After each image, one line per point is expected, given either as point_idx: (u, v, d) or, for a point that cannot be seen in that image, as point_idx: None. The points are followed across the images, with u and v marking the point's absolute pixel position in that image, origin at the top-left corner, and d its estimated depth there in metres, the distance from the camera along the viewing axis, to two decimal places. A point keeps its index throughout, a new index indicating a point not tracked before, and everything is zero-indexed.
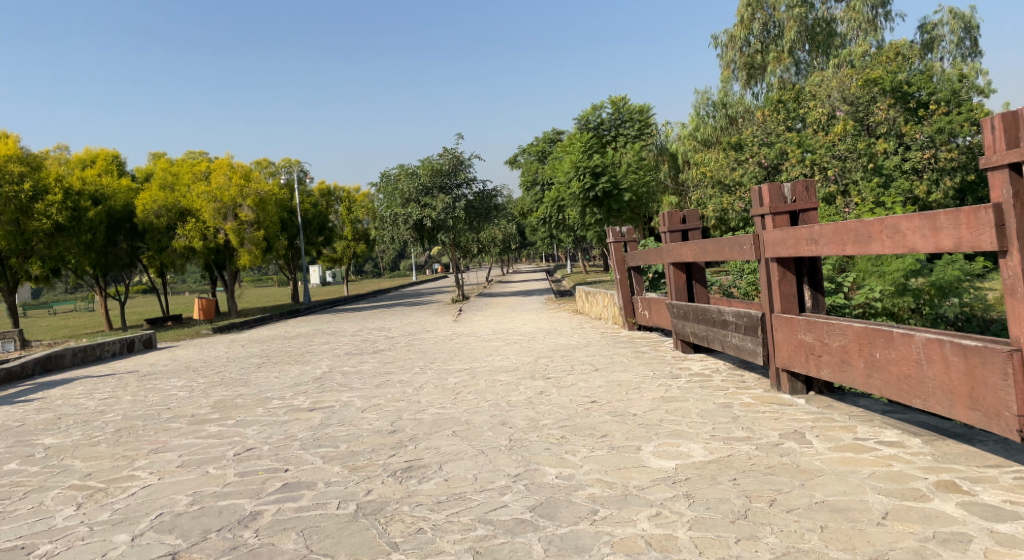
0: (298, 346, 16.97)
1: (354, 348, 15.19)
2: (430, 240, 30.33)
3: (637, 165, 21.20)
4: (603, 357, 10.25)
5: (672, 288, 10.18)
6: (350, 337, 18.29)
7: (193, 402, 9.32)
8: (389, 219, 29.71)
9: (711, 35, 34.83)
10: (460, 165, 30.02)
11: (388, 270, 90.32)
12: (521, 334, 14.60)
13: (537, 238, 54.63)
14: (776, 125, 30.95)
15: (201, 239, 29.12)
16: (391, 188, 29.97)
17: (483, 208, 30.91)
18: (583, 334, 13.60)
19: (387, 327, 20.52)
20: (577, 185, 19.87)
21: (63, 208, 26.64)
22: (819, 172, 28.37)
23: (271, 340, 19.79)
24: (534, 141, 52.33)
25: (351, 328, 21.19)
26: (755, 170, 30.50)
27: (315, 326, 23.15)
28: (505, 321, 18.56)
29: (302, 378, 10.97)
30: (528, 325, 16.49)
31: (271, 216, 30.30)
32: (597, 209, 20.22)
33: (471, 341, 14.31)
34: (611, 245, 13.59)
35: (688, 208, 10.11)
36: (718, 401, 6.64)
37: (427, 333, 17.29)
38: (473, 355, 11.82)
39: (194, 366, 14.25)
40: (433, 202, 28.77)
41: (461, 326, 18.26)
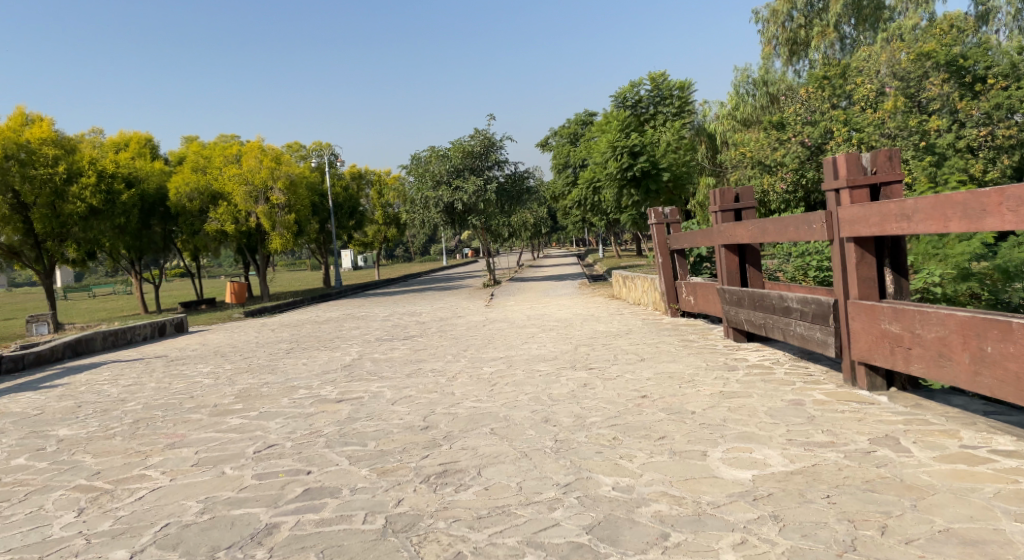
0: (327, 331, 16.53)
1: (385, 333, 14.68)
2: (461, 224, 29.76)
3: (677, 144, 20.32)
4: (648, 346, 9.55)
5: (723, 272, 9.45)
6: (381, 322, 17.79)
7: (215, 391, 8.84)
8: (419, 202, 29.18)
9: (752, 10, 33.54)
10: (492, 146, 29.29)
11: (418, 255, 90.14)
12: (558, 320, 13.94)
13: (568, 222, 53.77)
14: (821, 103, 29.69)
15: (233, 223, 28.82)
16: (422, 170, 29.40)
17: (515, 191, 30.22)
18: (623, 321, 12.89)
19: (418, 312, 20.00)
20: (614, 165, 19.10)
21: (98, 190, 26.43)
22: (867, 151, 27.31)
23: (301, 325, 19.39)
24: (566, 123, 51.33)
25: (381, 313, 20.71)
26: (798, 149, 29.35)
27: (345, 311, 22.71)
28: (539, 306, 17.90)
29: (330, 365, 10.46)
30: (564, 310, 15.83)
31: (302, 199, 29.93)
32: (635, 190, 19.44)
33: (505, 327, 13.69)
34: (654, 226, 12.81)
35: (742, 186, 9.36)
36: (786, 398, 5.96)
37: (460, 318, 16.71)
38: (509, 342, 11.20)
39: (221, 352, 13.85)
40: (464, 185, 28.15)
41: (494, 311, 17.65)
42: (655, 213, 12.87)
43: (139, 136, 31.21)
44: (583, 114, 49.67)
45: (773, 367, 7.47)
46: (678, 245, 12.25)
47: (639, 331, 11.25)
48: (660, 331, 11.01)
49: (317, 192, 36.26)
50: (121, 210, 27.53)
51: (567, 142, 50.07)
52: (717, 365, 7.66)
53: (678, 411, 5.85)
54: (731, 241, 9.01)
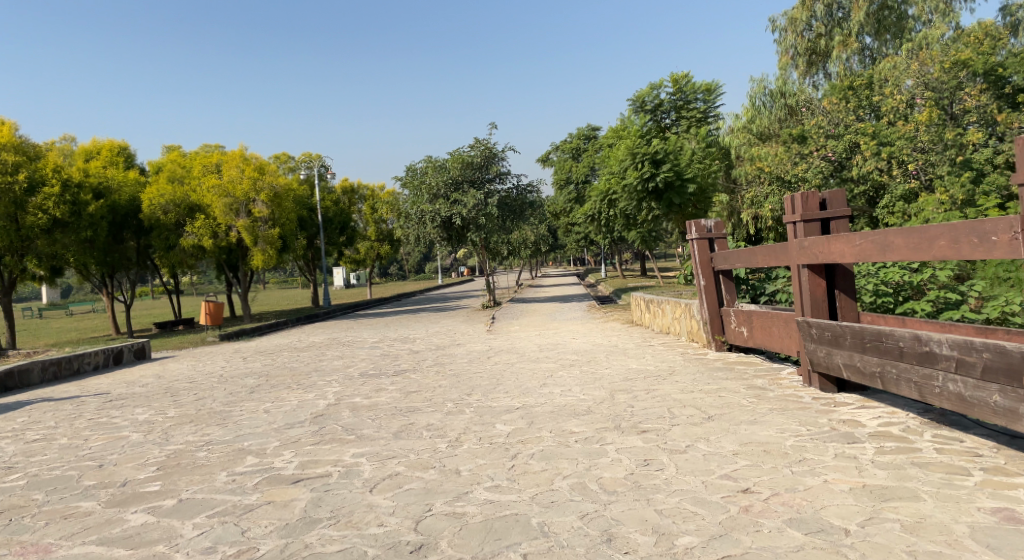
0: (306, 362, 14.34)
1: (373, 366, 12.52)
2: (460, 241, 27.70)
3: (703, 153, 18.34)
4: (708, 396, 7.40)
5: (805, 298, 7.34)
6: (369, 351, 15.59)
7: (141, 454, 6.67)
8: (414, 216, 27.08)
9: (769, 18, 31.80)
10: (493, 157, 27.20)
11: (414, 274, 87.96)
12: (577, 353, 11.77)
13: (569, 241, 51.66)
14: (847, 115, 27.78)
15: (211, 238, 26.63)
16: (418, 183, 27.35)
17: (518, 205, 28.19)
18: (657, 356, 10.74)
19: (410, 338, 17.79)
20: (634, 174, 17.13)
21: (62, 201, 24.22)
22: (896, 166, 25.31)
23: (279, 352, 17.14)
24: (568, 137, 49.20)
25: (370, 339, 18.53)
26: (821, 164, 27.43)
27: (331, 335, 20.51)
28: (549, 334, 15.75)
29: (299, 413, 8.30)
30: (580, 340, 13.69)
31: (287, 213, 27.76)
32: (657, 203, 17.52)
33: (515, 361, 11.54)
34: (696, 241, 10.69)
35: (831, 189, 7.29)
36: (987, 506, 3.84)
37: (460, 347, 14.55)
38: (523, 384, 9.04)
39: (175, 388, 11.65)
40: (463, 198, 26.10)
41: (499, 339, 15.49)
42: (697, 225, 10.76)
43: (113, 143, 29.07)
44: (585, 128, 47.66)
45: (908, 437, 5.33)
46: (726, 264, 10.16)
47: (686, 371, 9.11)
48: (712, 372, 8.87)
49: (306, 205, 34.11)
50: (87, 222, 25.27)
51: (569, 157, 47.97)
52: (825, 433, 5.53)
53: (819, 527, 3.72)
54: (821, 259, 6.93)
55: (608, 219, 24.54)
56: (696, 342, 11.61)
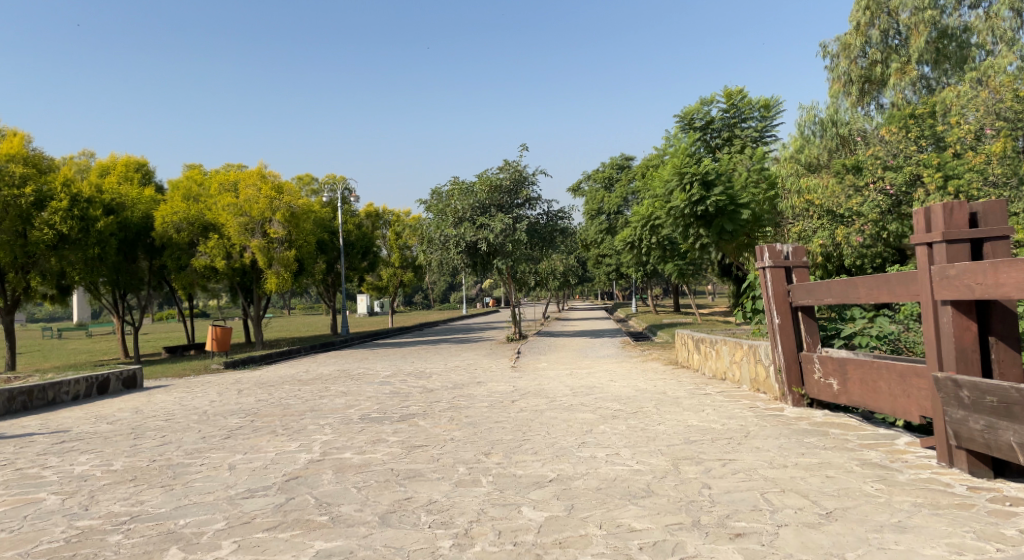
0: (306, 398, 12.55)
1: (379, 407, 10.72)
2: (486, 269, 26.02)
3: (759, 176, 16.53)
4: (813, 478, 5.47)
5: (948, 346, 5.43)
6: (377, 387, 13.78)
7: (38, 534, 4.90)
8: (437, 241, 25.38)
9: (821, 44, 30.02)
10: (523, 181, 25.55)
11: (437, 303, 86.35)
12: (619, 401, 9.85)
13: (598, 274, 49.62)
14: (908, 145, 25.70)
15: (224, 259, 25.10)
16: (443, 206, 25.65)
17: (549, 233, 26.44)
18: (720, 409, 8.80)
19: (426, 373, 15.94)
20: (681, 196, 15.36)
21: (70, 216, 22.77)
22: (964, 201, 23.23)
23: (280, 385, 15.38)
24: (601, 167, 47.37)
25: (382, 373, 16.69)
26: (879, 198, 25.37)
27: (342, 367, 18.76)
28: (582, 375, 13.82)
29: (271, 471, 6.51)
30: (620, 385, 11.75)
31: (305, 234, 26.02)
32: (706, 229, 15.75)
33: (546, 408, 9.64)
34: (770, 270, 8.86)
35: (985, 199, 5.42)
36: None
37: (481, 387, 12.68)
38: (557, 442, 7.17)
39: (145, 426, 9.91)
40: (490, 223, 24.45)
41: (526, 379, 13.60)
42: (771, 250, 8.91)
43: (127, 159, 27.73)
44: (619, 157, 45.85)
45: None
46: (811, 298, 8.28)
47: (767, 434, 7.16)
48: (800, 438, 6.92)
49: (327, 229, 32.63)
50: (95, 239, 23.71)
51: (601, 187, 46.15)
52: None
53: None
54: (981, 292, 5.06)
55: (649, 248, 22.58)
56: (765, 393, 9.66)
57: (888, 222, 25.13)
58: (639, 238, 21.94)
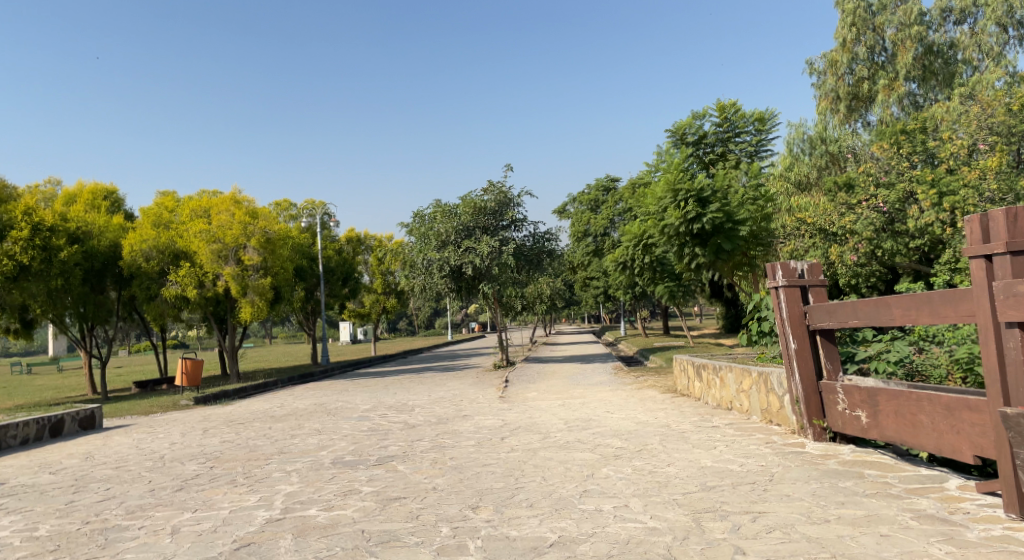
0: (277, 438, 11.51)
1: (356, 447, 9.73)
2: (472, 294, 25.12)
3: (755, 192, 15.82)
4: (865, 538, 4.58)
5: (1017, 377, 4.60)
6: (355, 423, 12.76)
7: None
8: (420, 265, 24.45)
9: (807, 61, 29.66)
10: (509, 202, 24.74)
11: (423, 329, 85.22)
12: (620, 437, 8.94)
13: (586, 297, 48.82)
14: (900, 161, 25.23)
15: (197, 287, 23.72)
16: (426, 230, 24.73)
17: (535, 255, 25.62)
18: (733, 446, 7.91)
19: (408, 407, 14.93)
20: (675, 214, 14.62)
21: (31, 246, 21.67)
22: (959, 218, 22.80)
23: (251, 422, 14.31)
24: (586, 189, 46.72)
25: (362, 407, 15.66)
26: (872, 216, 24.92)
27: (320, 400, 17.72)
28: (575, 406, 12.88)
29: (219, 537, 5.54)
30: (618, 417, 10.83)
31: (281, 261, 24.81)
32: (702, 248, 15.03)
33: (539, 447, 8.71)
34: (783, 289, 8.05)
35: None
36: None
37: (467, 422, 11.70)
38: (555, 492, 6.24)
39: (90, 476, 8.86)
40: (476, 246, 23.61)
41: (516, 411, 12.65)
42: (785, 267, 8.09)
43: (95, 186, 26.73)
44: (604, 179, 45.27)
45: None
46: (832, 321, 7.49)
47: (794, 477, 6.29)
48: (834, 481, 6.04)
49: (308, 256, 31.55)
50: (59, 270, 22.59)
51: (587, 210, 45.47)
52: None
53: None
54: None
55: (640, 269, 21.78)
56: (781, 425, 8.83)
57: (881, 241, 24.97)
58: (630, 258, 21.12)
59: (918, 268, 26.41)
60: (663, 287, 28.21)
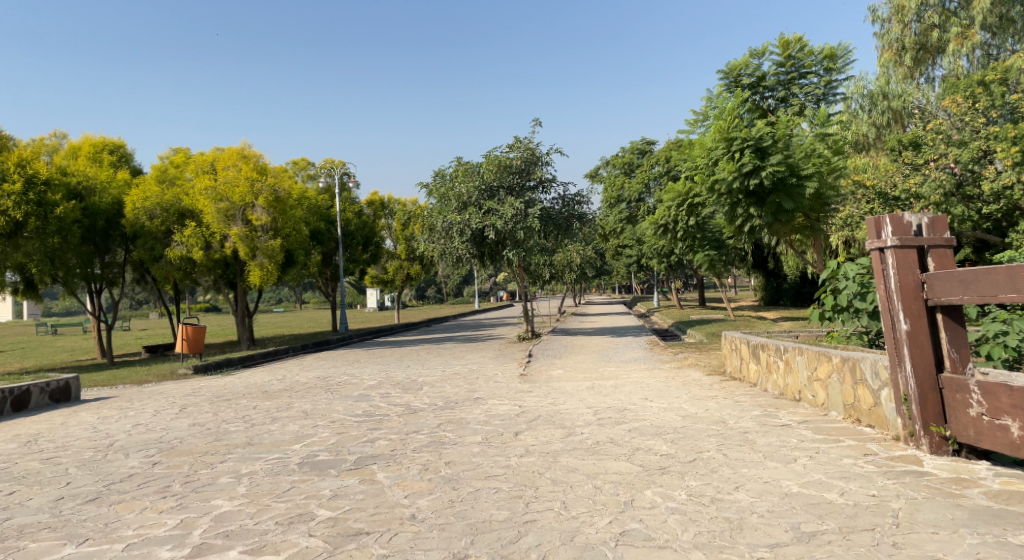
0: (256, 420, 9.81)
1: (339, 439, 7.99)
2: (495, 259, 23.22)
3: (822, 143, 13.55)
4: None
5: None
6: (351, 404, 11.02)
7: None
8: (440, 228, 22.53)
9: (870, 6, 26.78)
10: (537, 160, 22.60)
11: (451, 296, 83.91)
12: (665, 440, 7.01)
13: (618, 266, 46.68)
14: (975, 118, 22.82)
15: (203, 249, 21.68)
16: (446, 190, 22.72)
17: (565, 218, 23.53)
18: (819, 459, 5.95)
19: (417, 384, 13.16)
20: (729, 167, 12.47)
21: (25, 201, 20.12)
22: None
23: (238, 397, 12.64)
24: (620, 151, 44.10)
25: (367, 382, 13.93)
26: (942, 176, 22.65)
27: (323, 373, 16.05)
28: (607, 390, 10.99)
29: None
30: (660, 409, 8.88)
31: (292, 222, 22.72)
32: (758, 208, 12.94)
33: (562, 450, 6.83)
34: (892, 251, 6.03)
35: None
36: None
37: (479, 407, 9.87)
38: (581, 534, 4.38)
39: (9, 470, 7.21)
40: (499, 208, 21.62)
41: (537, 395, 10.77)
42: (896, 221, 6.02)
43: (100, 140, 25.11)
44: (640, 141, 42.67)
45: None
46: (971, 295, 5.46)
47: (928, 523, 4.34)
48: (994, 537, 4.08)
49: (324, 217, 29.41)
50: (55, 227, 21.00)
51: (620, 173, 43.04)
52: None
53: None
54: None
55: (681, 235, 19.64)
56: (876, 429, 6.88)
57: (951, 205, 22.79)
58: (670, 221, 18.94)
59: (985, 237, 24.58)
60: (703, 256, 26.13)
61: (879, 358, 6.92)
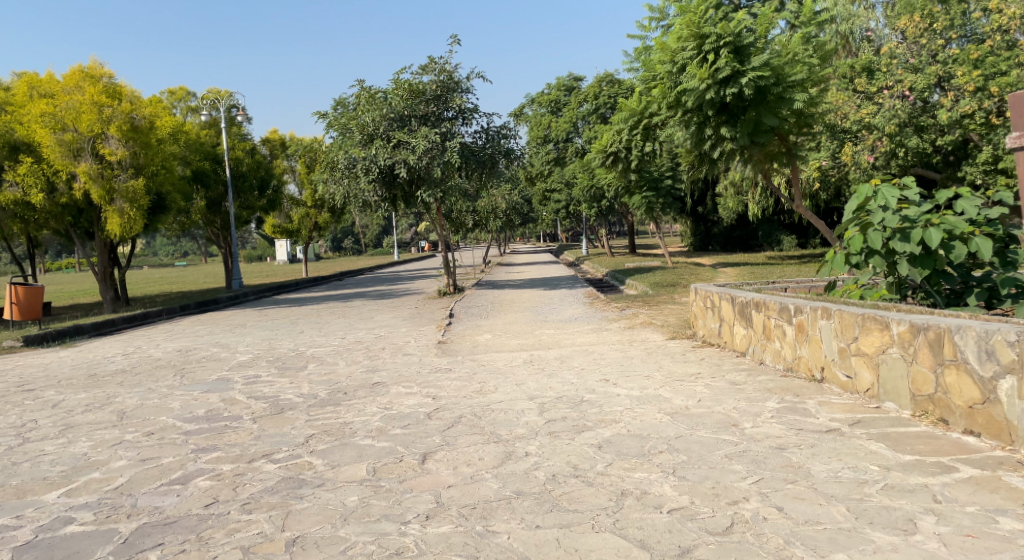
0: (38, 431, 6.63)
1: (137, 474, 4.99)
2: (408, 202, 20.04)
3: (808, 46, 11.15)
4: None
5: None
6: (198, 396, 7.93)
7: None
8: (342, 166, 19.10)
9: None
10: (455, 85, 19.36)
11: (370, 247, 79.76)
12: (664, 472, 4.32)
13: (545, 212, 44.01)
14: (932, 41, 21.01)
15: (45, 191, 17.69)
16: (347, 119, 19.07)
17: (490, 155, 20.40)
18: (955, 521, 3.36)
19: (301, 360, 10.13)
20: (701, 73, 10.00)
21: None
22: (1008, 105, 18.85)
23: (49, 384, 9.30)
24: (547, 88, 40.81)
25: (239, 357, 10.79)
26: (897, 104, 20.74)
27: (188, 344, 12.74)
28: (550, 366, 8.30)
29: None
30: (633, 402, 6.23)
31: (158, 159, 18.94)
32: (732, 128, 10.70)
33: (496, 500, 4.05)
34: None
35: None
36: None
37: (375, 401, 6.99)
38: None
39: None
40: (410, 140, 18.29)
41: (459, 379, 7.95)
42: None
43: None
44: (567, 77, 39.38)
45: None
46: None
47: None
48: None
49: (209, 155, 24.96)
50: None
51: (547, 112, 39.95)
52: None
53: None
54: None
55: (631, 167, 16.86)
56: (989, 441, 4.39)
57: (905, 137, 20.89)
58: (621, 149, 16.10)
59: (922, 171, 23.82)
60: (641, 198, 24.00)
61: (991, 328, 4.38)
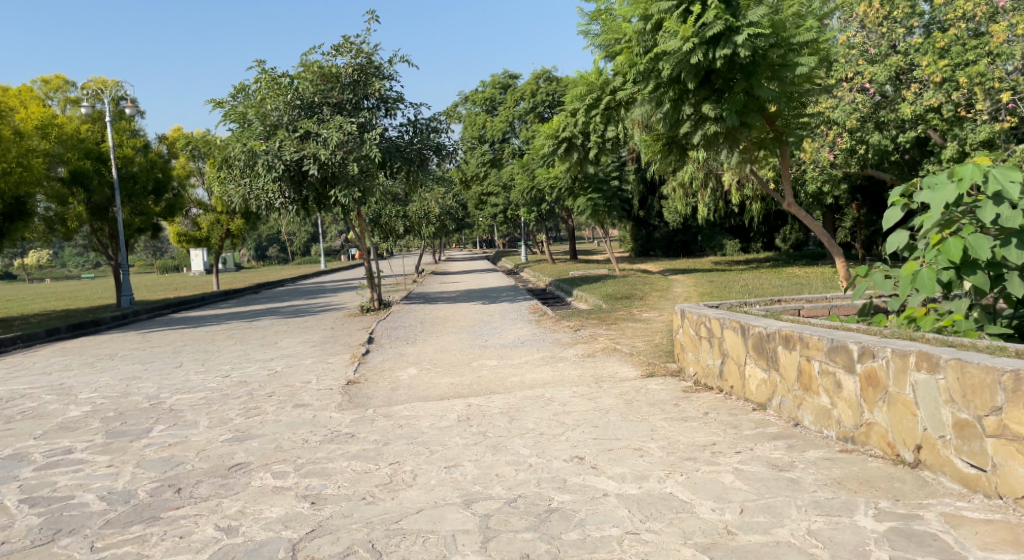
0: None
1: None
2: (322, 205, 17.28)
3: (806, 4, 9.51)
4: None
5: None
6: None
7: None
8: (240, 162, 16.20)
9: None
10: (375, 70, 16.65)
11: (298, 255, 75.80)
12: None
13: (481, 218, 41.49)
14: (891, 30, 19.34)
15: None
16: (247, 107, 16.18)
17: (419, 152, 17.81)
18: None
19: (151, 417, 7.33)
20: (686, 31, 8.25)
21: None
22: (974, 98, 17.43)
23: None
24: (480, 85, 38.18)
25: (70, 412, 7.91)
26: (857, 98, 19.18)
27: (16, 390, 9.71)
28: (493, 430, 5.82)
29: None
30: (635, 516, 3.81)
31: (11, 154, 15.74)
32: (716, 104, 9.07)
33: None
34: None
35: None
36: None
37: (218, 511, 4.37)
38: None
39: None
40: (321, 131, 15.60)
41: (361, 457, 5.36)
42: None
43: None
44: (502, 74, 36.72)
45: None
46: None
47: None
48: None
49: (92, 153, 21.50)
50: None
51: (481, 111, 37.37)
52: None
53: None
54: None
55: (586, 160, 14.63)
56: None
57: (866, 133, 19.39)
58: (576, 134, 13.87)
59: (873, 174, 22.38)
60: (586, 200, 21.79)
61: None
